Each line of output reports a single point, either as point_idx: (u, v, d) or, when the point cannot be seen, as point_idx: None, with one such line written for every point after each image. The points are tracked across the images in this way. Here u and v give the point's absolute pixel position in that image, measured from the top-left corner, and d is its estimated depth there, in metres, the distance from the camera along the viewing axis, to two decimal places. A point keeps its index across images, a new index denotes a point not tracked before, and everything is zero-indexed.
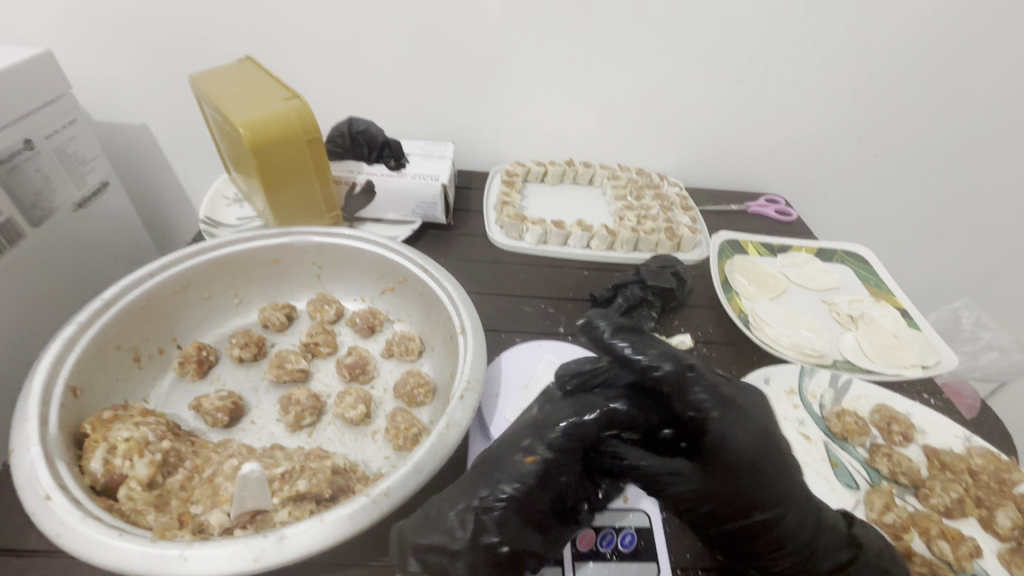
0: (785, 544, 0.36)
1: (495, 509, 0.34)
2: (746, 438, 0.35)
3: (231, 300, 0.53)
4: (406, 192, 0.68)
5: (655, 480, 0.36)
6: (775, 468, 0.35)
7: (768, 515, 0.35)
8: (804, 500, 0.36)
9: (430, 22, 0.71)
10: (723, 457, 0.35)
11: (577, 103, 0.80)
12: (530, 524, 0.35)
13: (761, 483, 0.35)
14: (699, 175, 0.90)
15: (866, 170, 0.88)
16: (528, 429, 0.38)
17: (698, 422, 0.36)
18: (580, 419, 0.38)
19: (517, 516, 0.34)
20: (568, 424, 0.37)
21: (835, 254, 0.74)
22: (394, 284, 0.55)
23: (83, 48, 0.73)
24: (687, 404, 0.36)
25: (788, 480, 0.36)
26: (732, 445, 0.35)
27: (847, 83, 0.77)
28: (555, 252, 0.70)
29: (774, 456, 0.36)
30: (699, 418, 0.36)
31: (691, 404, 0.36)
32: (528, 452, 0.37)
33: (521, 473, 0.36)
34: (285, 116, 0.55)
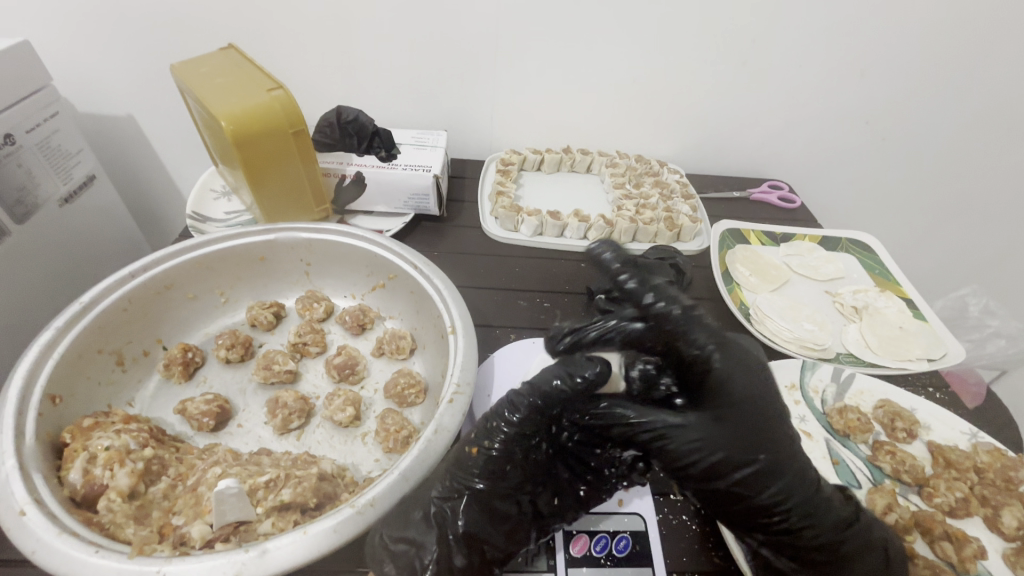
0: (791, 498, 0.34)
1: (454, 500, 0.35)
2: (748, 379, 0.35)
3: (217, 299, 0.52)
4: (398, 184, 0.66)
5: (658, 433, 0.34)
6: (771, 412, 0.35)
7: (773, 460, 0.34)
8: (796, 452, 0.35)
9: (420, 5, 0.68)
10: (722, 397, 0.35)
11: (573, 88, 0.77)
12: (490, 516, 0.35)
13: (766, 423, 0.34)
14: (700, 161, 0.88)
15: (873, 153, 0.85)
16: (494, 416, 0.38)
17: (701, 363, 0.36)
18: (576, 377, 0.36)
19: (476, 504, 0.35)
20: (563, 382, 0.36)
21: (839, 243, 0.72)
22: (384, 281, 0.54)
23: (63, 36, 0.71)
24: (689, 346, 0.36)
25: (783, 429, 0.35)
26: (738, 384, 0.35)
27: (856, 63, 0.73)
28: (551, 243, 0.68)
29: (771, 398, 0.36)
30: (703, 356, 0.35)
31: (692, 346, 0.36)
32: (475, 444, 0.37)
33: (477, 466, 0.36)
34: (268, 107, 0.53)
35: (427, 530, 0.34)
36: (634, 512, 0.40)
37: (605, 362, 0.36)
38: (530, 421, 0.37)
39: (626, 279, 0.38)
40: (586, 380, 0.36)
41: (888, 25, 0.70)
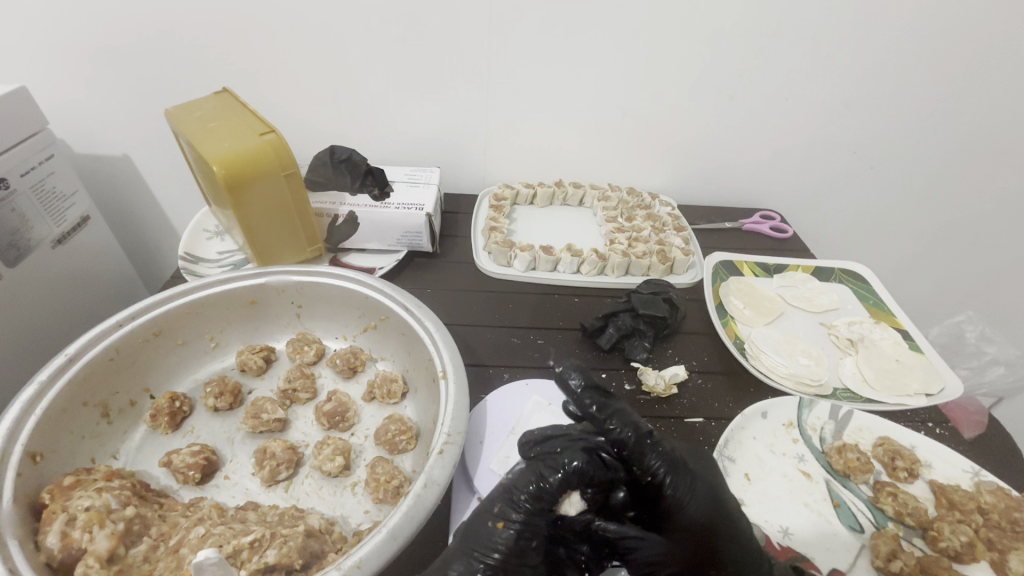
0: None
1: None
2: (699, 500, 0.37)
3: (207, 345, 0.51)
4: (391, 222, 0.66)
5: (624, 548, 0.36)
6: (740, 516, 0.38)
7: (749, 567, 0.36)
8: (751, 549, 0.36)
9: (413, 46, 0.70)
10: (683, 516, 0.36)
11: (565, 123, 0.79)
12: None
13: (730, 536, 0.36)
14: (692, 192, 0.88)
15: (862, 181, 0.86)
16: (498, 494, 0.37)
17: (655, 487, 0.38)
18: (542, 481, 0.36)
19: None
20: (531, 487, 0.36)
21: (833, 273, 0.72)
22: (375, 322, 0.53)
23: (64, 81, 0.72)
24: (644, 469, 0.38)
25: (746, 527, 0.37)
26: (689, 511, 0.36)
27: (841, 95, 0.75)
28: (545, 278, 0.68)
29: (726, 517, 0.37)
30: (655, 482, 0.37)
31: (648, 470, 0.38)
32: (499, 518, 0.35)
33: (499, 542, 0.34)
34: (261, 152, 0.53)
35: None
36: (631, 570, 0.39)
37: (570, 469, 0.37)
38: (537, 502, 0.36)
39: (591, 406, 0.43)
40: (549, 489, 0.36)
41: (871, 60, 0.72)
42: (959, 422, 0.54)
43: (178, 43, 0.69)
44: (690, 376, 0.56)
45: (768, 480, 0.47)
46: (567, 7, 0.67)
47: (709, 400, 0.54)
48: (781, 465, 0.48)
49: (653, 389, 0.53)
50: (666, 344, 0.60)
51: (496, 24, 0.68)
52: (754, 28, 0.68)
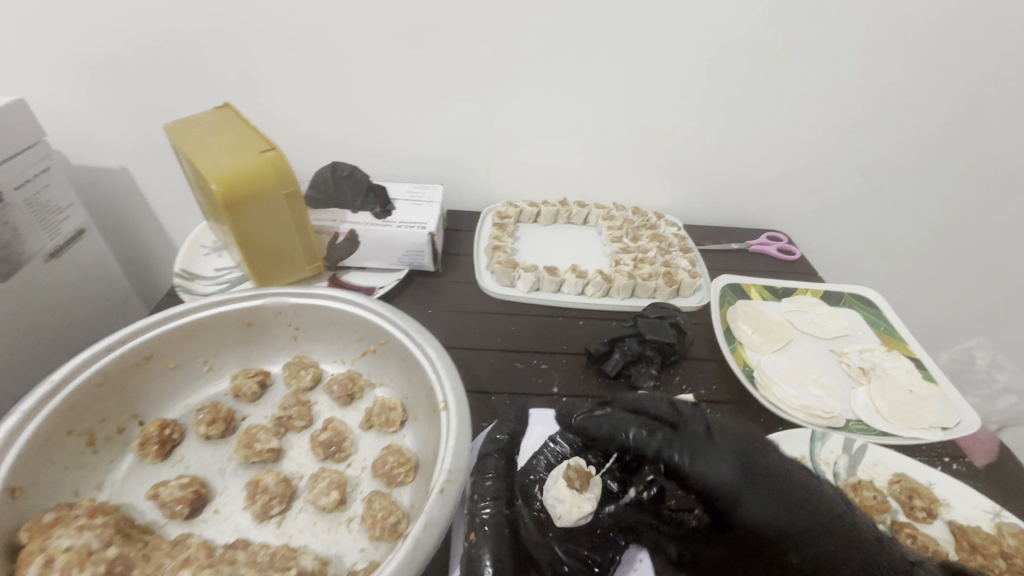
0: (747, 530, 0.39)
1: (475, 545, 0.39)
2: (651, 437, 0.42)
3: (200, 368, 0.50)
4: (393, 241, 0.64)
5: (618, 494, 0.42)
6: (775, 493, 0.39)
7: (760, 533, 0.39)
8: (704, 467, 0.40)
9: (418, 62, 0.70)
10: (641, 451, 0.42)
11: (570, 141, 0.78)
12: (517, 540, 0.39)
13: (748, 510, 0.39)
14: (698, 211, 0.87)
15: (869, 204, 0.85)
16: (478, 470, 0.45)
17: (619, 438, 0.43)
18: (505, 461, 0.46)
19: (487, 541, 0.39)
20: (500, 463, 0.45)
21: (842, 297, 0.71)
22: (374, 346, 0.52)
23: (65, 92, 0.71)
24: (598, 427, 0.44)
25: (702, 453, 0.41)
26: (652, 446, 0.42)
27: (851, 117, 0.75)
28: (548, 300, 0.66)
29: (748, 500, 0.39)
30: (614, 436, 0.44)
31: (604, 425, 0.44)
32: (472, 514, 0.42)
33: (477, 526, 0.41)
34: (261, 171, 0.52)
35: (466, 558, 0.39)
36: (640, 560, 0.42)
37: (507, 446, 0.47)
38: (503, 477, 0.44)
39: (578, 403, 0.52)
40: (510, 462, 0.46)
41: (881, 82, 0.71)
42: (972, 450, 0.53)
43: (182, 56, 0.69)
44: (698, 405, 0.54)
45: None
46: (576, 26, 0.66)
47: None
48: None
49: None
50: (673, 371, 0.58)
51: (505, 42, 0.68)
52: (764, 48, 0.68)
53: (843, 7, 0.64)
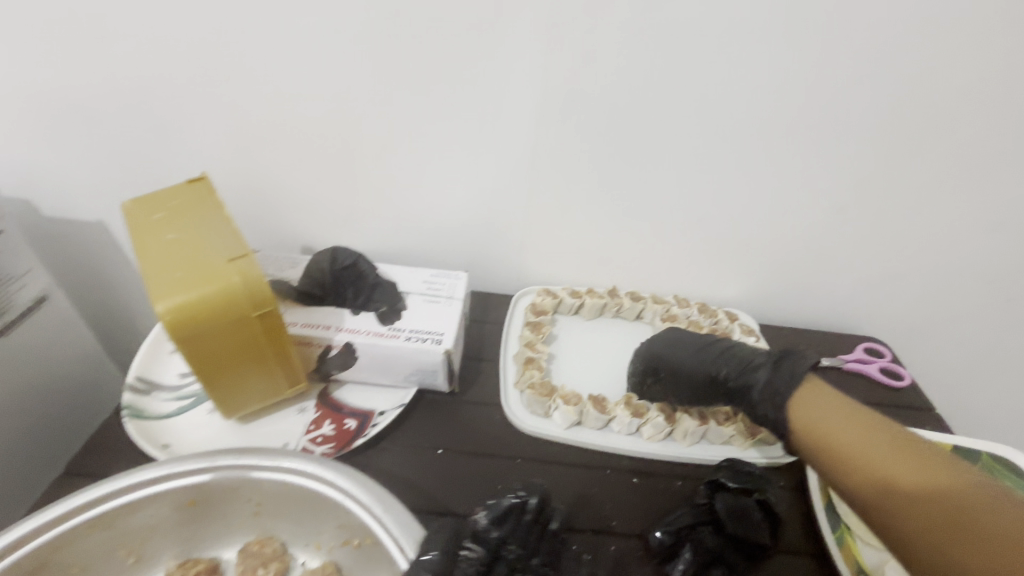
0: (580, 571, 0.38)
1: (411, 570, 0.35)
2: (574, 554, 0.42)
3: (123, 561, 0.37)
4: (398, 357, 0.51)
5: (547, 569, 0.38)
6: None
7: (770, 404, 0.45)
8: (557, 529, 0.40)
9: (447, 125, 0.57)
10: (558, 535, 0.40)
11: (625, 222, 0.64)
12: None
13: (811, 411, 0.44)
14: (776, 308, 0.71)
15: (998, 316, 0.68)
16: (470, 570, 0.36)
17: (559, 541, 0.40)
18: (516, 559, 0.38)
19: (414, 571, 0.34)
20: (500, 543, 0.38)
21: (976, 458, 0.54)
22: (358, 541, 0.38)
23: (38, 138, 0.60)
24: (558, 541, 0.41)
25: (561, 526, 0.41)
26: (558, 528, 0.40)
27: (998, 215, 0.58)
28: (593, 443, 0.51)
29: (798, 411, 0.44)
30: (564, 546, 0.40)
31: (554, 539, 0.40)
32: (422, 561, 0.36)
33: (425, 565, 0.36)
34: (224, 290, 0.40)
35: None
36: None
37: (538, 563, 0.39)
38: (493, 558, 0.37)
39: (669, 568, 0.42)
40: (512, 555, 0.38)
41: None
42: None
43: (172, 102, 0.57)
44: None
45: None
46: (657, 90, 0.52)
47: None
48: None
49: None
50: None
51: (565, 106, 0.54)
52: (899, 127, 0.53)
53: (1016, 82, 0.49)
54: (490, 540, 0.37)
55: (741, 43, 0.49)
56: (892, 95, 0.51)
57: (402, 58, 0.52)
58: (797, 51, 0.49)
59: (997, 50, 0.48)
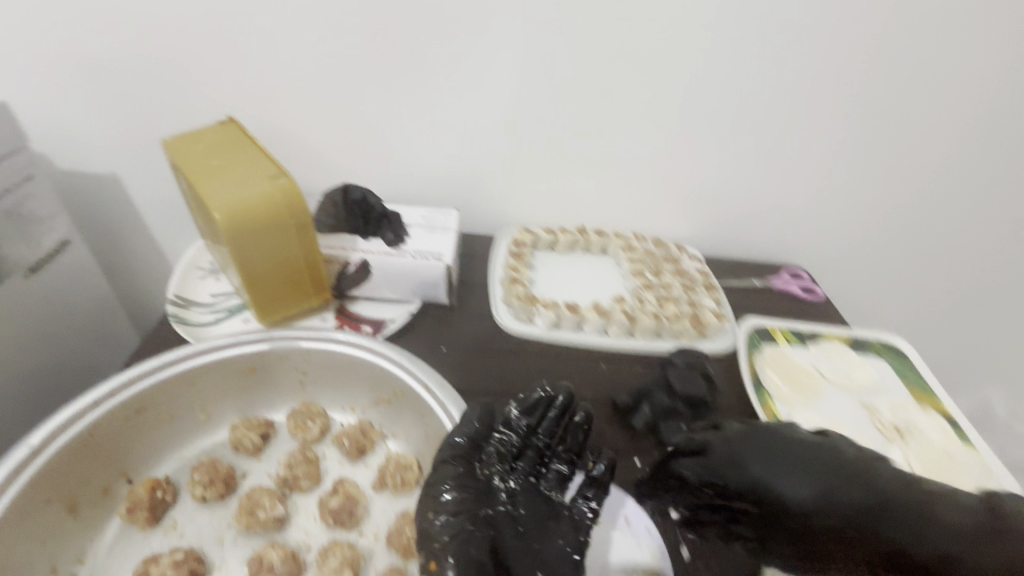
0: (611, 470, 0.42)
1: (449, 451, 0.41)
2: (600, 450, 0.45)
3: (198, 418, 0.45)
4: (406, 272, 0.60)
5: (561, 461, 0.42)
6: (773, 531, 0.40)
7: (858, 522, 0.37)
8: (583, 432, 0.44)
9: (441, 80, 0.66)
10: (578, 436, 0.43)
11: (592, 169, 0.75)
12: (479, 552, 0.35)
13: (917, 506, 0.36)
14: (718, 245, 0.84)
15: (893, 245, 0.84)
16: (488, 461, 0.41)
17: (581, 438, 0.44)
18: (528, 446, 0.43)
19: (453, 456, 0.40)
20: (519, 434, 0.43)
21: (870, 345, 0.68)
22: (389, 396, 0.48)
23: (63, 91, 0.66)
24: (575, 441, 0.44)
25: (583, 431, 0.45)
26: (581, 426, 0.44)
27: (885, 155, 0.73)
28: (569, 339, 0.63)
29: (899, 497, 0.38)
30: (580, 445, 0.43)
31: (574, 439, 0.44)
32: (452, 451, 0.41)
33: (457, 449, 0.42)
34: (272, 199, 0.48)
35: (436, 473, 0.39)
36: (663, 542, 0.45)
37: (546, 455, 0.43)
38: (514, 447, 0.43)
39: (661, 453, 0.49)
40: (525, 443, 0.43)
41: (918, 119, 0.70)
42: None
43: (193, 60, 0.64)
44: None
45: None
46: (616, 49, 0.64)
47: None
48: None
49: None
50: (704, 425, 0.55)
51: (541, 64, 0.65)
52: (808, 80, 0.66)
53: (887, 43, 0.64)
54: (523, 426, 0.43)
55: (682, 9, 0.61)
56: (797, 54, 0.65)
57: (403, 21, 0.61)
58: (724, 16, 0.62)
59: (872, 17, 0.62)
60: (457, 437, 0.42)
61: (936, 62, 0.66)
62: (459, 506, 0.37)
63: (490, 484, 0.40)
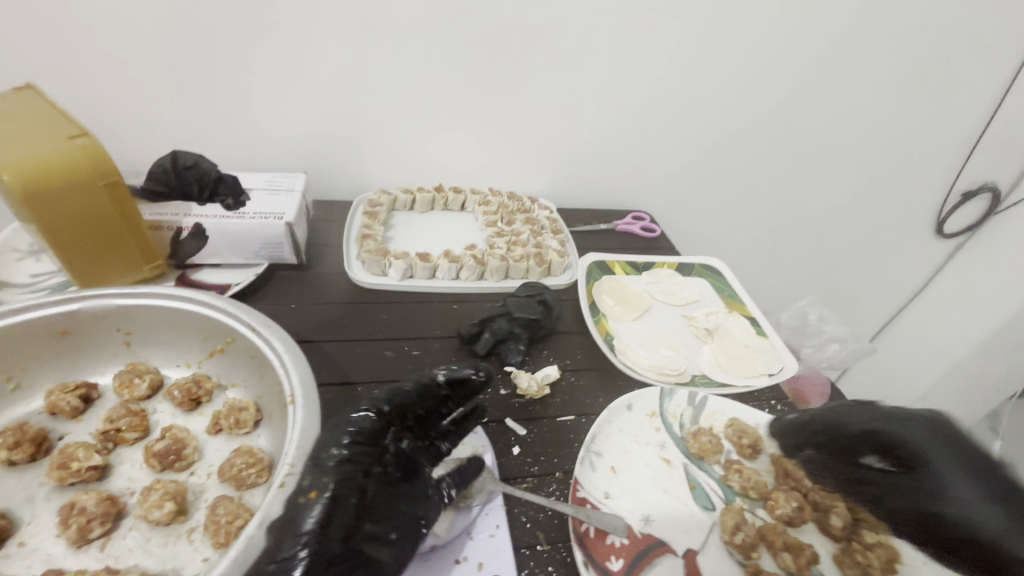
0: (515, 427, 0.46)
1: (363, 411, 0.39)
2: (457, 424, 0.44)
3: (4, 387, 0.44)
4: (246, 234, 0.60)
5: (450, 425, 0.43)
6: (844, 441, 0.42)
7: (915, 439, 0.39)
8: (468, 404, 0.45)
9: (268, 43, 0.65)
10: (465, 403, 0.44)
11: (442, 128, 0.78)
12: (353, 508, 0.34)
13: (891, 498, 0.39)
14: (571, 195, 0.92)
15: (720, 183, 0.96)
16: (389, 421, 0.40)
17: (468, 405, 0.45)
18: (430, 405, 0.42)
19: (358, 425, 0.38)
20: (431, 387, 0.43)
21: (694, 268, 0.78)
22: (221, 345, 0.48)
23: None
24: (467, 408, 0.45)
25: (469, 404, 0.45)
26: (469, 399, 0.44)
27: (700, 103, 0.83)
28: (422, 286, 0.66)
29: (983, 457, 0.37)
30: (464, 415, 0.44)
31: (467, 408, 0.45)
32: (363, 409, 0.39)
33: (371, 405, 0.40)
34: (68, 158, 0.46)
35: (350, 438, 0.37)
36: (488, 441, 0.48)
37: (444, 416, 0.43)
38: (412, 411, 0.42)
39: (501, 391, 0.54)
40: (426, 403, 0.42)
41: (726, 73, 0.80)
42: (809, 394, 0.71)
43: None
44: (563, 375, 0.57)
45: (632, 470, 0.50)
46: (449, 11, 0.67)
47: (580, 397, 0.55)
48: (645, 454, 0.51)
49: (525, 392, 0.54)
50: (542, 346, 0.61)
51: (377, 28, 0.66)
52: (624, 36, 0.73)
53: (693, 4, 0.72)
54: (439, 395, 0.43)
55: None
56: (618, 16, 0.71)
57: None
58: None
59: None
60: (387, 406, 0.40)
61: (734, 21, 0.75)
62: (355, 455, 0.36)
63: (385, 442, 0.39)
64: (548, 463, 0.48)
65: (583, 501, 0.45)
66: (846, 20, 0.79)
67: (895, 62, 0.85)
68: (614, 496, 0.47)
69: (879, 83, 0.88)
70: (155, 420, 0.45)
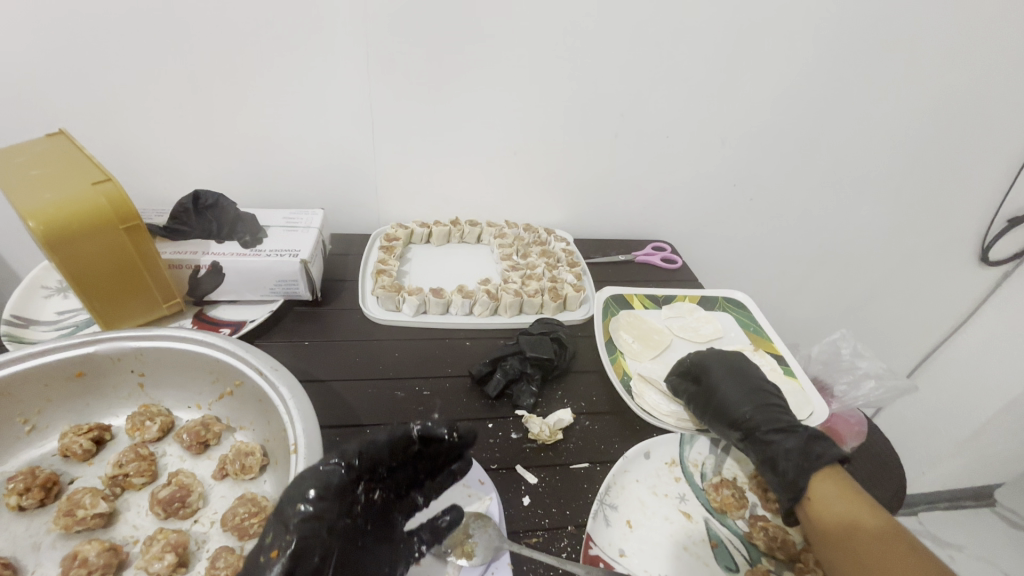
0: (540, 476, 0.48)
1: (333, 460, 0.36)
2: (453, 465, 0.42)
3: (19, 430, 0.44)
4: (262, 271, 0.61)
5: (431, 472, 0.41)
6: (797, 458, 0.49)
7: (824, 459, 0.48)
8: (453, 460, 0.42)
9: (288, 85, 0.66)
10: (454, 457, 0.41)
11: (458, 162, 0.79)
12: (313, 566, 0.32)
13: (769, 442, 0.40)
14: (589, 225, 0.91)
15: (744, 212, 0.94)
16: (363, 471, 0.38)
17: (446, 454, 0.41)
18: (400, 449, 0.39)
19: (343, 472, 0.36)
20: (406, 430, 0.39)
21: (717, 301, 0.75)
22: (231, 387, 0.48)
23: None
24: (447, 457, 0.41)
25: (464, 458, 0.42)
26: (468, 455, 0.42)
27: (721, 132, 0.81)
28: (435, 322, 0.66)
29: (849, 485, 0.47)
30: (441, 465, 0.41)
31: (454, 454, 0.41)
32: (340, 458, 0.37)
33: (348, 451, 0.37)
34: (89, 203, 0.48)
35: (328, 497, 0.35)
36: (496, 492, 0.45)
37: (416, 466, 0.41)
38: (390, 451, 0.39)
39: (513, 433, 0.53)
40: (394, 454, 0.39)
41: (745, 102, 0.78)
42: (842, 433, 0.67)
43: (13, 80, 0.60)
44: (577, 418, 0.55)
45: (649, 525, 0.47)
46: (461, 47, 0.67)
47: (594, 443, 0.53)
48: (663, 506, 0.49)
49: (537, 436, 0.52)
50: (556, 386, 0.59)
51: (388, 65, 0.67)
52: (639, 68, 0.72)
53: (710, 31, 0.70)
54: (410, 449, 0.40)
55: (518, 8, 0.65)
56: (633, 48, 0.70)
57: (245, 33, 0.61)
58: (559, 13, 0.66)
59: (692, 11, 0.68)
60: (358, 459, 0.37)
61: (754, 48, 0.73)
62: (322, 512, 0.34)
63: (355, 493, 0.37)
64: (560, 515, 0.46)
65: (596, 560, 0.42)
66: (875, 46, 0.76)
67: (928, 86, 0.82)
68: (628, 553, 0.45)
69: (912, 108, 0.84)
70: (168, 465, 0.45)
